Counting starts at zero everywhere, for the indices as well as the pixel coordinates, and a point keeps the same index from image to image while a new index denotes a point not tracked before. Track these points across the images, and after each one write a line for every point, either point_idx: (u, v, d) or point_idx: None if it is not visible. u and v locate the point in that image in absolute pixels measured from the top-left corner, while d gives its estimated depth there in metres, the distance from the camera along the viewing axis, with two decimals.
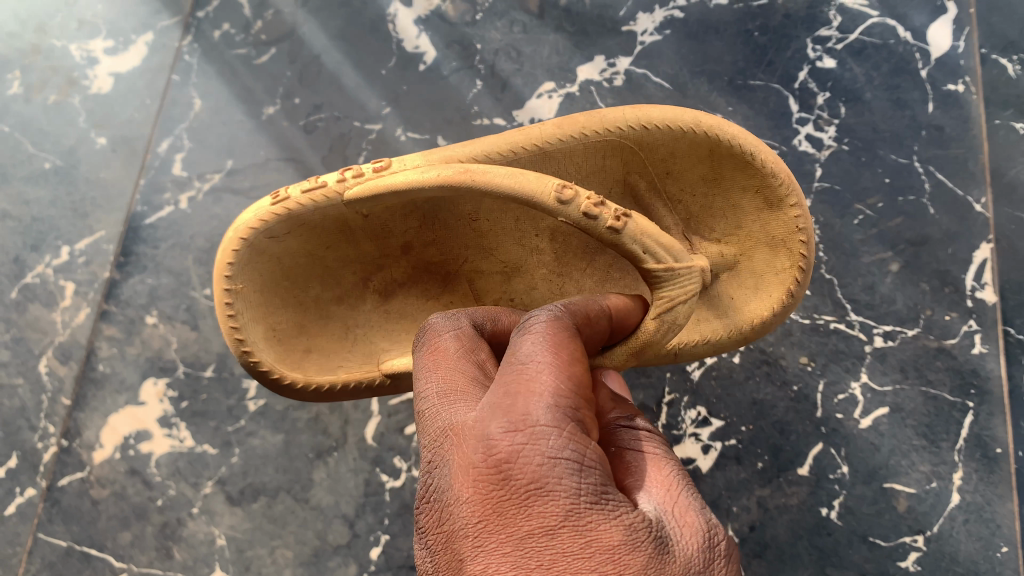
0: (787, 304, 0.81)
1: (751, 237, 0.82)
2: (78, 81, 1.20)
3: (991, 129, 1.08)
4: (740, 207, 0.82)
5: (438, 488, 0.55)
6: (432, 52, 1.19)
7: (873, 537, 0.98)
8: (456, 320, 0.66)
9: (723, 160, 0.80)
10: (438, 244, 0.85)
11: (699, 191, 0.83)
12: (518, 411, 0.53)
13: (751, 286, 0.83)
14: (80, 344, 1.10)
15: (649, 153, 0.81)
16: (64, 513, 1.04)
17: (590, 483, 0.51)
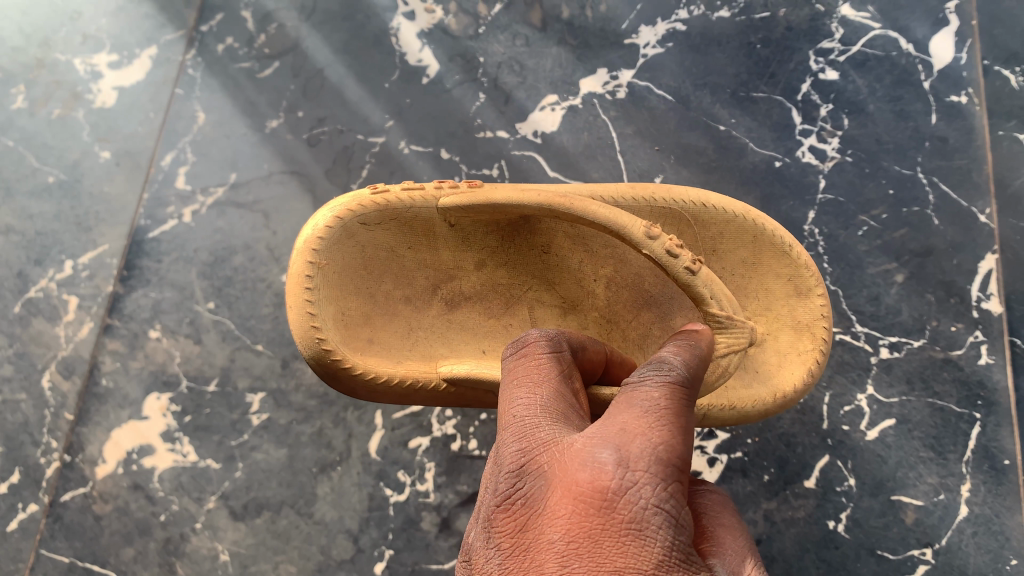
0: (811, 381, 0.80)
1: (778, 319, 0.83)
2: (82, 95, 1.20)
3: (995, 139, 1.08)
4: (771, 292, 0.83)
5: (532, 497, 0.56)
6: (435, 66, 1.19)
7: (881, 550, 0.97)
8: (558, 339, 0.67)
9: (765, 246, 0.82)
10: (507, 269, 0.87)
11: (738, 273, 0.84)
12: (632, 449, 0.55)
13: (775, 362, 0.81)
14: (83, 358, 1.09)
15: (701, 230, 0.83)
16: (67, 529, 1.03)
17: (680, 540, 0.53)
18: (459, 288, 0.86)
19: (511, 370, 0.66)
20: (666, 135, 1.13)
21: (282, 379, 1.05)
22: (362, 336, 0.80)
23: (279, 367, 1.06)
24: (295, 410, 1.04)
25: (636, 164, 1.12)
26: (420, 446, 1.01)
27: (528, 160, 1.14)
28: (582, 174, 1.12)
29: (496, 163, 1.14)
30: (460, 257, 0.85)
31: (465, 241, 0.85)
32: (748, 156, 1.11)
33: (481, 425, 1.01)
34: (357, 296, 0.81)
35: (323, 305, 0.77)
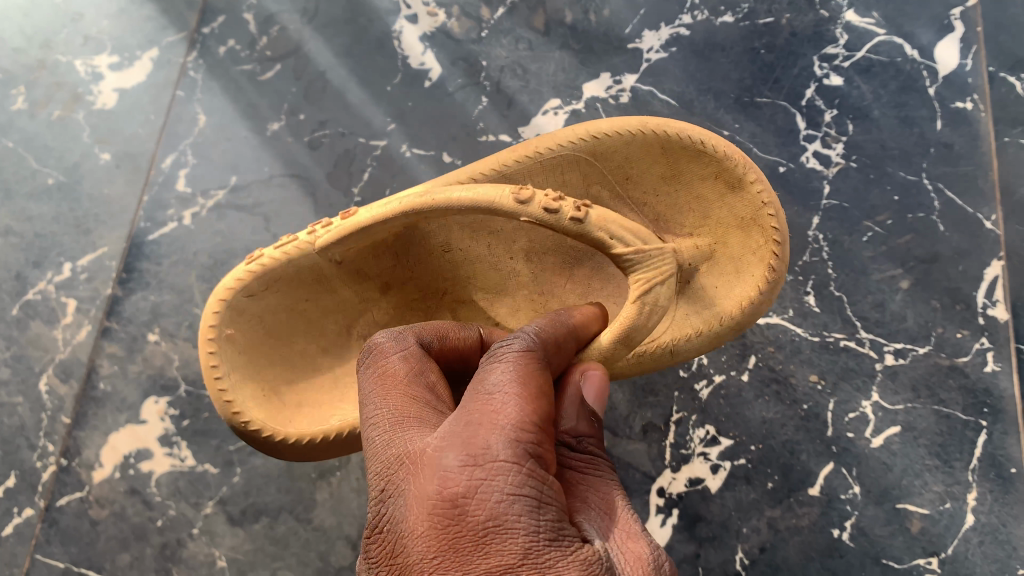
0: (771, 281, 0.77)
1: (720, 223, 0.81)
2: (82, 97, 1.19)
3: (1000, 146, 1.07)
4: (705, 198, 0.81)
5: (390, 519, 0.53)
6: (437, 69, 1.18)
7: (886, 559, 0.96)
8: (402, 338, 0.66)
9: (676, 155, 0.80)
10: (415, 279, 0.87)
11: (663, 190, 0.83)
12: (479, 445, 0.52)
13: (731, 272, 0.80)
14: (81, 362, 1.08)
15: (604, 162, 0.82)
16: (63, 533, 1.02)
17: (548, 520, 0.51)
18: (371, 319, 0.88)
19: (365, 385, 0.64)
20: None
21: None
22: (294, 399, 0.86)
23: None
24: None
25: None
26: None
27: None
28: None
29: None
30: (364, 290, 0.87)
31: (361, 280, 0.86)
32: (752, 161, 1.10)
33: None
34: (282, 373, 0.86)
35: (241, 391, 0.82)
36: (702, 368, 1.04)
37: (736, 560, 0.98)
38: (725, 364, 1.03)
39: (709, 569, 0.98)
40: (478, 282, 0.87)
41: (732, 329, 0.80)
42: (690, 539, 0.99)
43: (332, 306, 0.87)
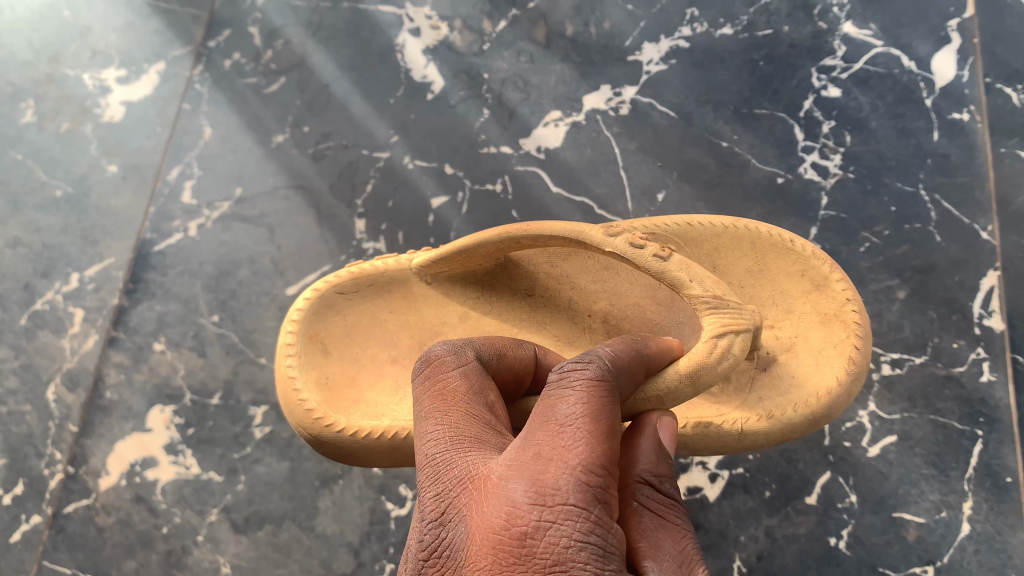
0: (854, 371, 0.76)
1: (802, 316, 0.80)
2: (91, 110, 1.21)
3: (997, 157, 1.08)
4: (789, 293, 0.81)
5: (449, 544, 0.53)
6: (440, 82, 1.20)
7: (883, 567, 0.97)
8: (463, 353, 0.65)
9: (766, 249, 0.82)
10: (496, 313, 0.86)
11: (749, 284, 0.82)
12: (548, 483, 0.51)
13: (812, 362, 0.77)
14: (87, 371, 1.10)
15: (693, 251, 0.83)
16: (69, 540, 1.03)
17: (611, 570, 0.51)
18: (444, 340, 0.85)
19: (420, 398, 0.63)
20: (668, 151, 1.14)
21: None
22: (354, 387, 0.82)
23: None
24: None
25: (638, 179, 1.13)
26: None
27: (531, 175, 1.15)
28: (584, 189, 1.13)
29: (499, 179, 1.15)
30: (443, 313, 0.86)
31: (445, 300, 0.87)
32: (750, 172, 1.12)
33: None
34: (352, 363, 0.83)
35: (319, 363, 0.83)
36: None
37: (733, 567, 0.99)
38: None
39: None
40: (552, 330, 0.84)
41: (809, 420, 0.75)
42: None
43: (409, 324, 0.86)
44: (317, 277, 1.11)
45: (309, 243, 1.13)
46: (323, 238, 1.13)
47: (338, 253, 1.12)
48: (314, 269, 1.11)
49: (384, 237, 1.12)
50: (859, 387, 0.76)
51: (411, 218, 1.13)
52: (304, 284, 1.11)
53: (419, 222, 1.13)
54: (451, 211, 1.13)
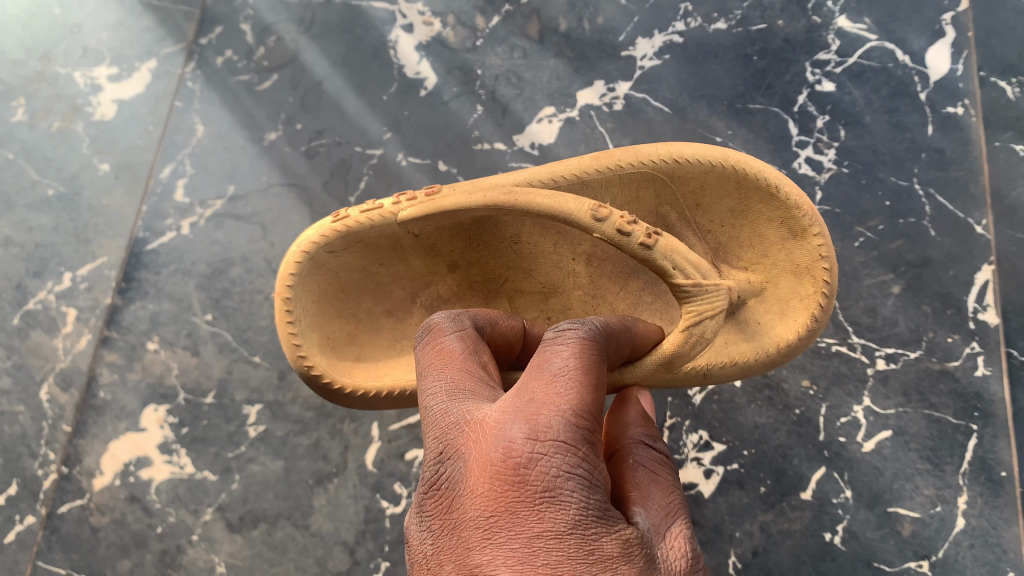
0: (813, 328, 0.78)
1: (775, 265, 0.79)
2: (82, 108, 1.21)
3: (991, 151, 1.09)
4: (764, 237, 0.79)
5: (447, 479, 0.54)
6: (433, 78, 1.20)
7: (878, 562, 0.97)
8: (459, 319, 0.64)
9: (751, 192, 0.78)
10: (481, 264, 0.85)
11: (727, 222, 0.80)
12: (541, 420, 0.53)
13: (777, 312, 0.80)
14: (81, 370, 1.09)
15: (678, 186, 0.79)
16: (64, 540, 1.03)
17: (597, 500, 0.52)
18: (437, 292, 0.86)
19: (420, 358, 0.64)
20: None
21: (279, 391, 1.05)
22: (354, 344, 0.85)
23: (276, 379, 1.05)
24: (292, 421, 1.03)
25: None
26: (417, 458, 1.00)
27: None
28: None
29: (494, 176, 1.15)
30: (432, 263, 0.85)
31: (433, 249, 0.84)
32: None
33: None
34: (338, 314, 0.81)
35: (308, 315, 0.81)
36: None
37: (729, 563, 0.99)
38: None
39: None
40: (540, 274, 0.85)
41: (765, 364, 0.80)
42: None
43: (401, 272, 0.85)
44: None
45: None
46: None
47: None
48: None
49: None
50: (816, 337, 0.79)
51: None
52: None
53: None
54: None
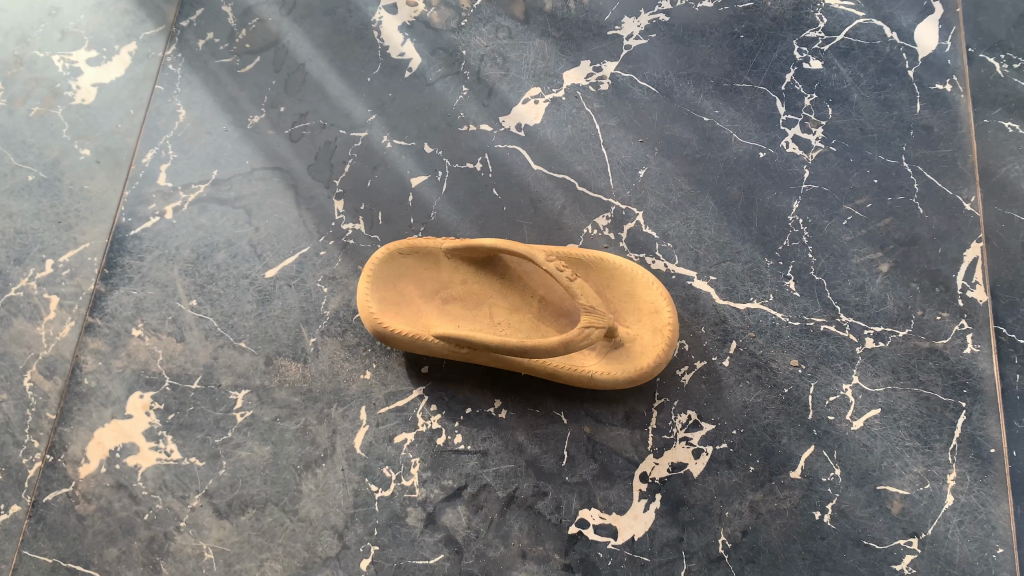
0: (651, 369, 0.95)
1: (644, 329, 0.97)
2: (61, 92, 1.19)
3: (980, 127, 1.10)
4: (643, 311, 0.98)
5: None
6: (417, 59, 1.20)
7: (867, 541, 0.95)
8: None
9: (640, 281, 0.99)
10: (486, 287, 1.03)
11: (625, 295, 0.99)
12: None
13: (635, 355, 0.96)
14: (64, 358, 1.07)
15: (600, 268, 1.00)
16: (49, 529, 1.00)
17: None
18: (456, 294, 1.02)
19: None
20: (650, 127, 1.15)
21: (265, 376, 1.04)
22: (390, 311, 0.98)
23: (263, 364, 1.05)
24: (279, 406, 1.03)
25: (621, 156, 1.13)
26: (406, 442, 1.00)
27: (512, 153, 1.14)
28: (567, 167, 1.13)
29: (480, 158, 1.14)
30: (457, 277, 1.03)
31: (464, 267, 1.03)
32: (731, 148, 1.12)
33: (467, 419, 1.01)
34: (394, 290, 1.00)
35: (382, 289, 0.99)
36: (683, 354, 1.03)
37: (719, 544, 0.96)
38: (705, 350, 1.03)
39: (692, 553, 0.95)
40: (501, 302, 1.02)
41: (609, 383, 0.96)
42: (673, 523, 0.96)
43: (433, 277, 1.02)
44: (295, 260, 1.09)
45: (288, 225, 1.12)
46: (302, 219, 1.12)
47: (317, 234, 1.11)
48: (293, 251, 1.10)
49: (363, 217, 1.11)
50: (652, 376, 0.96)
51: (391, 198, 1.12)
52: (283, 266, 1.09)
53: (400, 202, 1.12)
54: (432, 190, 1.12)
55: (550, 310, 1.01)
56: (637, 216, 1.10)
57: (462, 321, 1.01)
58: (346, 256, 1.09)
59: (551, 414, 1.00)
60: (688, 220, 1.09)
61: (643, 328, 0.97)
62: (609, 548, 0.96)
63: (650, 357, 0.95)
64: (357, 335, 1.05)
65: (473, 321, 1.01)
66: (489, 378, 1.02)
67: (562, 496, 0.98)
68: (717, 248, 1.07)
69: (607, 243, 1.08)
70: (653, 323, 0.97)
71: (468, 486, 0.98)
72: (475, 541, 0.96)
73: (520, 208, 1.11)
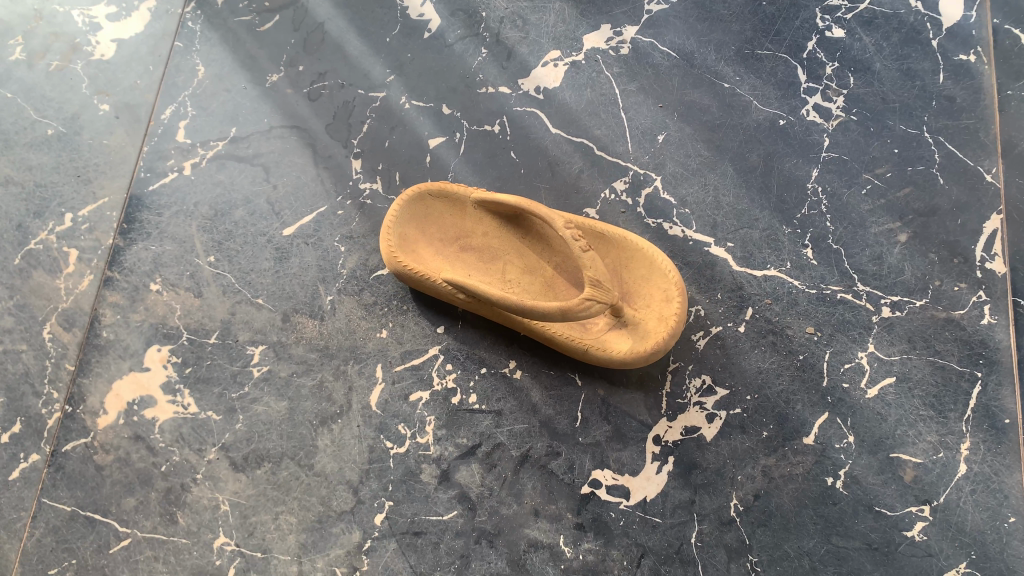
0: (644, 356, 0.94)
1: (650, 314, 0.96)
2: (80, 48, 1.19)
3: (1003, 99, 1.08)
4: (654, 297, 0.97)
5: None
6: (437, 20, 1.20)
7: (879, 507, 0.95)
8: None
9: (656, 267, 0.97)
10: (508, 243, 1.03)
11: (641, 277, 0.98)
12: None
13: (632, 341, 0.95)
14: (83, 310, 1.08)
15: (620, 247, 0.99)
16: (67, 478, 1.01)
17: None
18: (477, 247, 1.03)
19: None
20: (670, 92, 1.14)
21: (282, 332, 1.05)
22: (406, 249, 1.00)
23: (280, 321, 1.05)
24: (296, 362, 1.03)
25: (639, 121, 1.12)
26: (421, 400, 1.01)
27: (530, 116, 1.13)
28: (586, 131, 1.12)
29: (498, 120, 1.13)
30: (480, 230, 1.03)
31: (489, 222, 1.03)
32: (752, 114, 1.12)
33: (482, 379, 1.01)
34: (415, 228, 1.02)
35: (404, 225, 1.01)
36: (699, 319, 1.02)
37: (731, 507, 0.96)
38: (721, 315, 1.02)
39: (704, 516, 0.96)
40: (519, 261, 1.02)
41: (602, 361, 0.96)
42: (686, 486, 0.97)
43: (456, 227, 1.03)
44: (313, 219, 1.10)
45: (305, 183, 1.11)
46: (319, 178, 1.12)
47: (334, 193, 1.11)
48: (310, 210, 1.10)
49: (381, 177, 1.11)
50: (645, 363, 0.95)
51: (408, 158, 1.12)
52: (301, 225, 1.09)
53: (417, 163, 1.11)
54: (449, 151, 1.12)
55: (563, 278, 1.01)
56: (656, 181, 1.09)
57: (475, 271, 1.02)
58: (363, 216, 1.09)
59: (566, 375, 1.01)
60: (707, 185, 1.08)
61: (650, 313, 0.96)
62: (621, 509, 0.96)
63: (648, 344, 0.94)
64: (374, 294, 1.05)
65: (485, 274, 1.02)
66: (504, 338, 1.02)
67: (576, 456, 0.98)
68: (735, 215, 1.07)
69: (624, 208, 1.08)
70: (660, 311, 0.96)
71: (482, 445, 0.99)
72: (488, 498, 0.97)
73: (538, 171, 1.11)
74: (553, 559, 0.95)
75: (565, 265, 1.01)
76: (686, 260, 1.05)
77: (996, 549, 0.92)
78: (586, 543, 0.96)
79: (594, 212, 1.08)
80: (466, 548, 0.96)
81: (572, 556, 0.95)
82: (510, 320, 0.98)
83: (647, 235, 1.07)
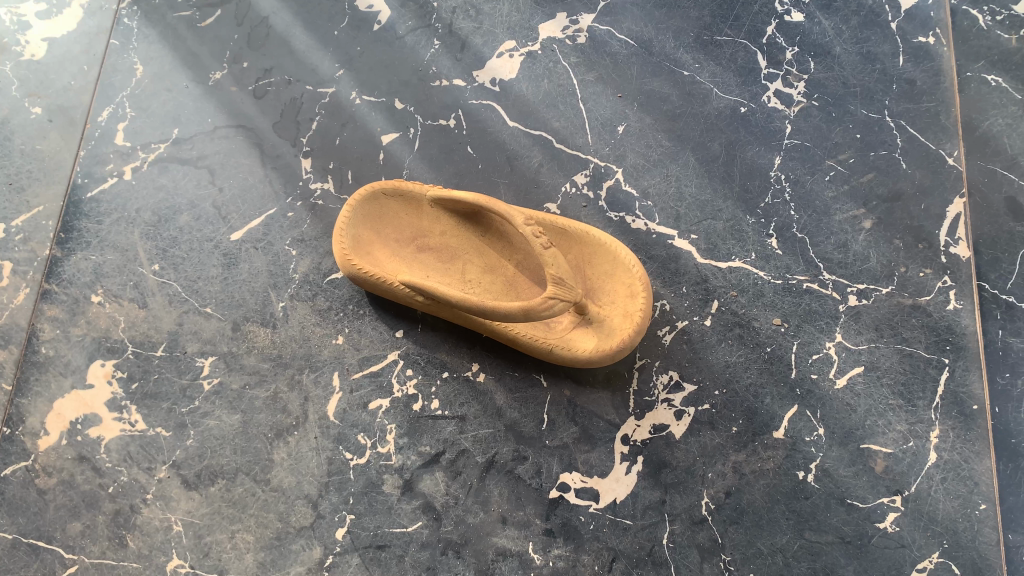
0: (610, 354, 0.91)
1: (615, 311, 0.94)
2: (9, 48, 1.14)
3: (963, 81, 1.07)
4: (619, 294, 0.94)
5: None
6: (386, 12, 1.16)
7: (851, 499, 0.93)
8: None
9: (620, 261, 0.94)
10: (467, 241, 1.00)
11: (605, 273, 0.95)
12: None
13: (597, 339, 0.93)
14: (20, 326, 1.03)
15: (581, 242, 0.96)
16: (8, 505, 0.96)
17: None
18: (436, 246, 1.00)
19: None
20: (629, 81, 1.11)
21: (233, 342, 1.00)
22: (361, 251, 0.96)
23: (230, 330, 1.01)
24: (248, 373, 0.99)
25: (598, 112, 1.10)
26: (381, 408, 0.97)
27: (486, 109, 1.10)
28: (544, 124, 1.09)
29: (453, 114, 1.10)
30: (438, 229, 1.00)
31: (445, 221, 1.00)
32: (712, 102, 1.09)
33: (444, 384, 0.98)
34: (371, 229, 0.98)
35: (358, 226, 0.97)
36: (664, 314, 1.00)
37: (702, 506, 0.94)
38: (686, 310, 1.00)
39: (675, 516, 0.94)
40: (478, 260, 0.99)
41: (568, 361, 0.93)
42: (656, 486, 0.94)
43: (412, 227, 1.00)
44: (262, 222, 1.05)
45: (253, 185, 1.07)
46: (268, 179, 1.07)
47: (283, 195, 1.06)
48: (259, 213, 1.06)
49: (333, 176, 1.07)
50: (613, 361, 0.93)
51: (361, 156, 1.08)
52: (249, 229, 1.05)
53: (370, 160, 1.08)
54: (404, 148, 1.08)
55: (525, 276, 0.98)
56: (617, 173, 1.06)
57: (433, 272, 0.99)
58: (315, 217, 1.05)
59: (530, 377, 0.98)
60: (669, 177, 1.06)
61: (615, 309, 0.94)
62: (590, 512, 0.94)
63: (615, 341, 0.91)
64: (328, 299, 1.01)
65: (444, 274, 0.99)
66: (466, 341, 0.99)
67: (542, 459, 0.95)
68: (698, 206, 1.04)
69: (585, 202, 1.05)
70: (626, 307, 0.93)
71: (446, 452, 0.95)
72: (453, 508, 0.94)
73: (495, 166, 1.07)
74: (522, 567, 0.93)
75: (526, 262, 0.98)
76: (650, 254, 1.03)
77: (968, 537, 0.91)
78: (555, 549, 0.93)
79: (555, 207, 1.05)
80: (432, 560, 0.93)
81: (541, 563, 0.93)
82: (471, 322, 0.95)
83: (609, 230, 1.04)
